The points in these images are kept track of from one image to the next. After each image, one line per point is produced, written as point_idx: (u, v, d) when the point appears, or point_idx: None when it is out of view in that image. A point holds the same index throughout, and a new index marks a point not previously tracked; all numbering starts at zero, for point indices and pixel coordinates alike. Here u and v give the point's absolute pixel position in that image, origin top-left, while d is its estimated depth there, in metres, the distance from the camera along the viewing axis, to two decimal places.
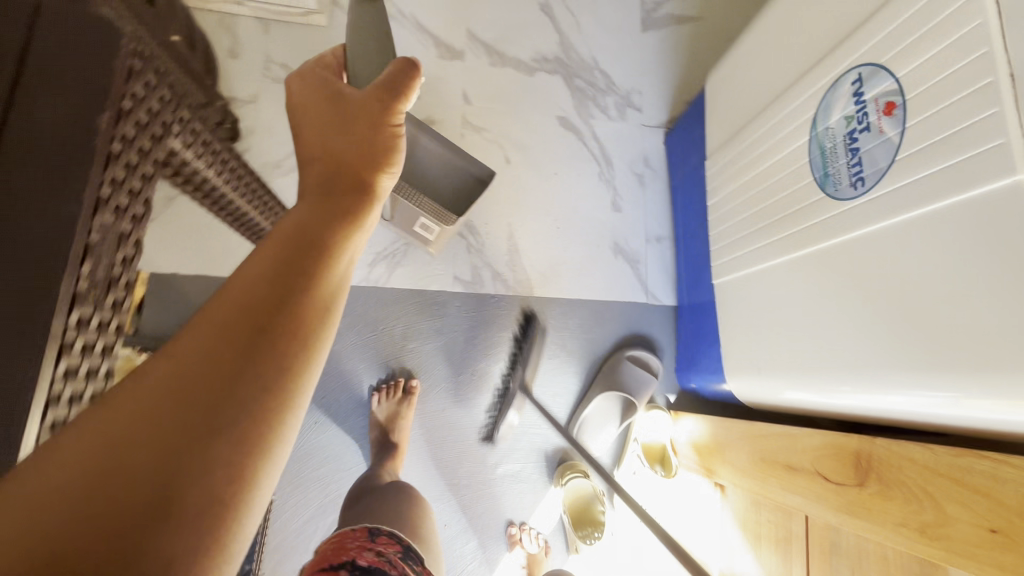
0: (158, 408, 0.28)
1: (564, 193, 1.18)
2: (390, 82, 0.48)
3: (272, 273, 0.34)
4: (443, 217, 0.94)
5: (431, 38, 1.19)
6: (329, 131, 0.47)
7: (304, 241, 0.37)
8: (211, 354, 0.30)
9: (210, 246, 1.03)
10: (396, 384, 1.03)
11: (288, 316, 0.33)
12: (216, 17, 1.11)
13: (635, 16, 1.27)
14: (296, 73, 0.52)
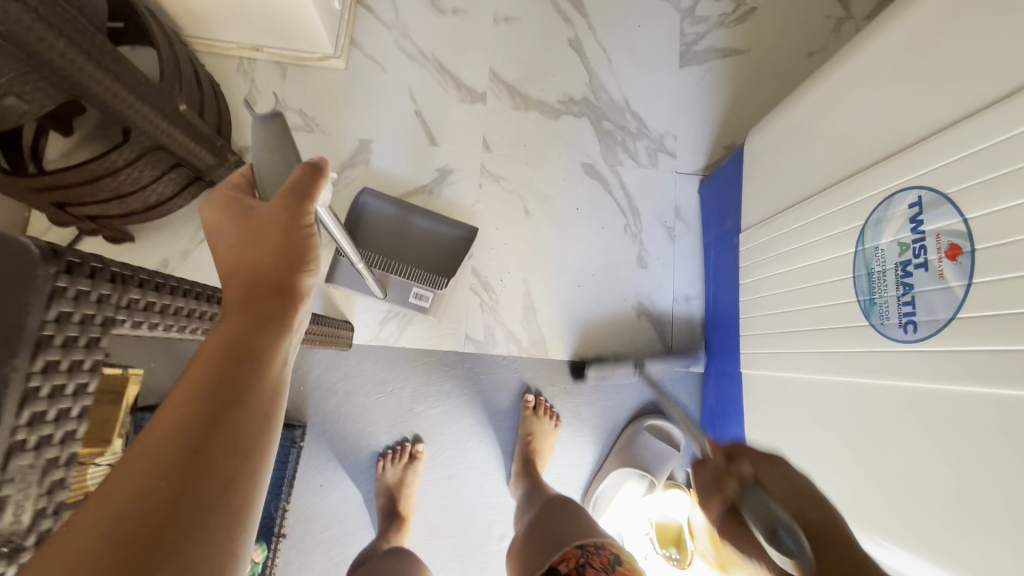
0: (111, 543, 0.32)
1: (586, 246, 1.11)
2: (296, 188, 0.49)
3: (204, 391, 0.39)
4: (435, 283, 0.99)
5: (452, 80, 1.14)
6: (243, 245, 0.48)
7: (236, 354, 0.42)
8: (155, 484, 0.34)
9: None
10: (401, 449, 1.01)
11: (219, 431, 0.38)
12: (236, 62, 1.10)
13: (672, 53, 1.19)
14: (206, 202, 0.51)
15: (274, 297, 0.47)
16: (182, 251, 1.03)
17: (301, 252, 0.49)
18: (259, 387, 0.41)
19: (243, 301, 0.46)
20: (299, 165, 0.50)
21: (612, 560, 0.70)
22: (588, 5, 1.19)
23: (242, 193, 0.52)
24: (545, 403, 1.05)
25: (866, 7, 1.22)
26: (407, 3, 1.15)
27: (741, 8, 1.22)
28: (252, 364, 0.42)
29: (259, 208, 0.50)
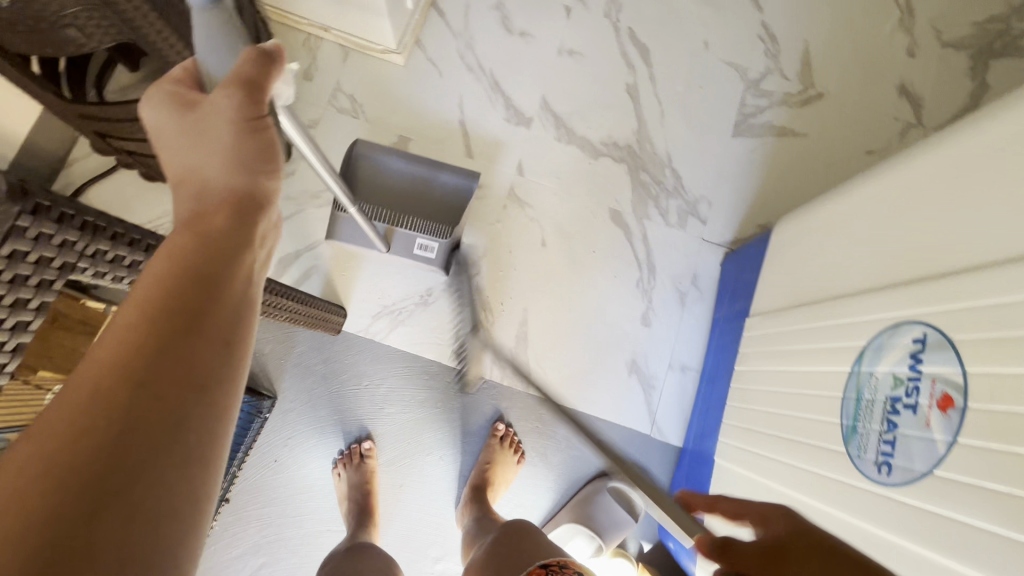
0: (57, 473, 0.32)
1: (595, 291, 1.09)
2: (247, 79, 0.48)
3: (146, 322, 0.37)
4: (440, 233, 0.99)
5: (503, 99, 1.15)
6: (198, 146, 0.47)
7: (187, 281, 0.40)
8: (97, 414, 0.34)
9: None
10: (353, 452, 0.99)
11: (163, 362, 0.37)
12: (303, 37, 1.13)
13: (726, 121, 1.18)
14: (148, 100, 0.50)
15: (237, 216, 0.45)
16: None
17: (259, 150, 0.48)
18: (213, 313, 0.40)
19: (202, 218, 0.44)
20: (243, 53, 0.48)
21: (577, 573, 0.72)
22: (653, 57, 1.19)
23: (184, 91, 0.50)
24: (513, 434, 1.03)
25: (936, 119, 1.19)
26: (478, 17, 1.17)
27: (807, 92, 1.20)
28: (207, 291, 0.40)
29: (209, 104, 0.48)
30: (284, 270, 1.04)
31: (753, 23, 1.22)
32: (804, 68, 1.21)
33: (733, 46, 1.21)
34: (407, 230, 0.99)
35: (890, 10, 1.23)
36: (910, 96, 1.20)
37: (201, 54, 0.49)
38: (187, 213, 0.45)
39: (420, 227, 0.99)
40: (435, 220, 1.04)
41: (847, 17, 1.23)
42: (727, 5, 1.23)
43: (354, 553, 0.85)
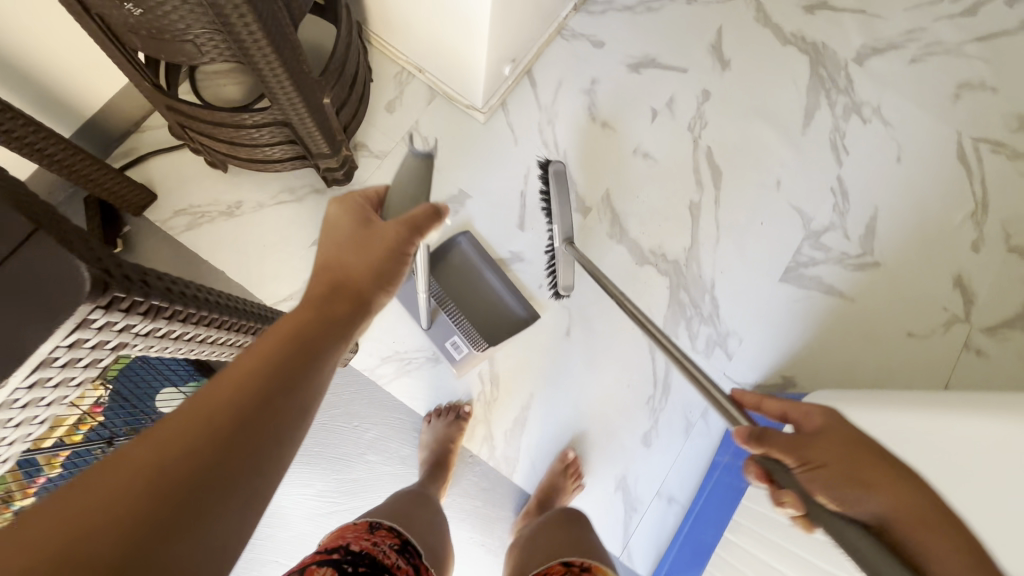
0: (170, 471, 0.38)
1: (605, 395, 1.08)
2: (415, 224, 0.61)
3: (263, 374, 0.46)
4: (475, 340, 1.02)
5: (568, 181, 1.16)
6: (347, 249, 0.59)
7: (298, 352, 0.49)
8: (214, 431, 0.41)
9: (261, 262, 1.06)
10: (450, 409, 1.02)
11: (276, 403, 0.45)
12: (396, 70, 1.16)
13: (776, 263, 1.18)
14: (338, 199, 0.63)
15: (351, 308, 0.56)
16: (255, 203, 1.07)
17: (387, 274, 0.60)
18: (317, 376, 0.49)
19: (327, 299, 0.55)
20: (424, 206, 0.62)
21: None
22: (723, 180, 1.20)
23: (365, 206, 0.63)
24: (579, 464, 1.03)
25: (987, 320, 1.16)
26: (567, 98, 1.20)
27: (864, 257, 1.19)
28: (309, 364, 0.49)
29: (377, 224, 0.61)
30: None
31: (827, 175, 1.23)
32: (868, 233, 1.21)
33: (803, 192, 1.21)
34: (450, 320, 1.03)
35: (965, 200, 1.22)
36: (964, 289, 1.18)
37: (394, 188, 0.65)
38: (318, 291, 0.56)
39: (463, 324, 1.03)
40: (480, 323, 1.07)
41: (922, 195, 1.23)
42: (808, 150, 1.24)
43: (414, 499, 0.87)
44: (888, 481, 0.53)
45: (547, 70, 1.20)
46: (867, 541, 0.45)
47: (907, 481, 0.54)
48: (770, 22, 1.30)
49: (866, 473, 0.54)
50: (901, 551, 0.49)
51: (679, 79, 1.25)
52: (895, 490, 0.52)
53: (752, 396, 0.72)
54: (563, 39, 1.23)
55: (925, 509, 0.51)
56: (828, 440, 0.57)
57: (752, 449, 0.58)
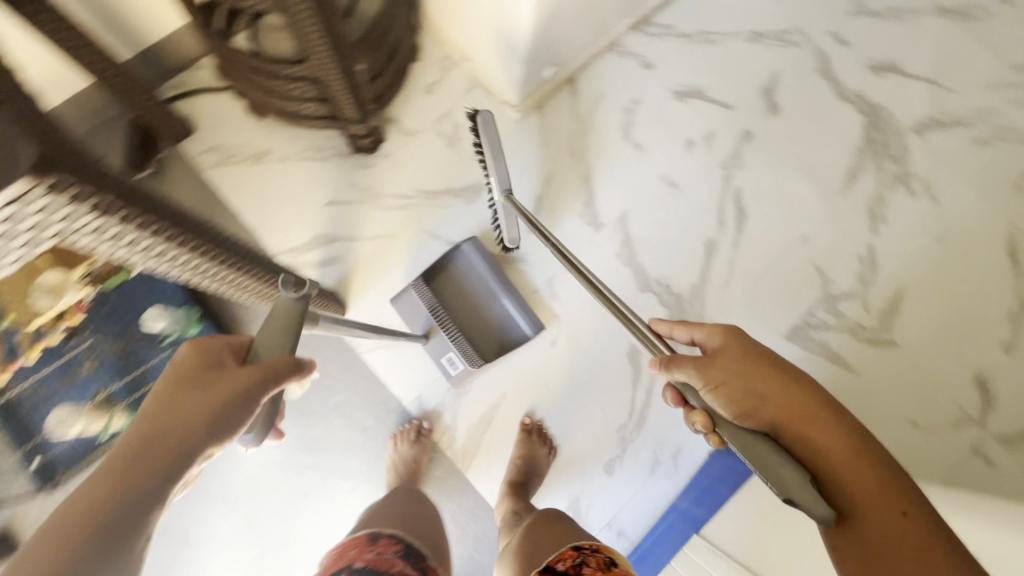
0: None
1: (576, 413, 1.06)
2: (273, 377, 0.51)
3: (52, 561, 0.39)
4: (472, 358, 0.99)
5: (588, 194, 1.15)
6: (185, 401, 0.48)
7: (81, 550, 0.40)
8: None
9: (276, 211, 1.10)
10: (411, 428, 1.02)
11: None
12: (443, 55, 1.18)
13: (784, 319, 1.13)
14: (192, 343, 0.52)
15: (173, 474, 0.45)
16: (282, 155, 1.12)
17: (229, 432, 0.48)
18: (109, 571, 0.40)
19: (141, 463, 0.44)
20: (287, 354, 0.53)
21: (607, 561, 0.70)
22: (746, 224, 1.17)
23: (218, 348, 0.52)
24: (541, 429, 1.03)
25: (1004, 427, 1.07)
26: (604, 113, 1.20)
27: (880, 334, 1.13)
28: (119, 539, 0.41)
29: (227, 368, 0.50)
30: (313, 248, 1.09)
31: (858, 241, 1.17)
32: (890, 309, 1.14)
33: (829, 253, 1.16)
34: (445, 339, 1.01)
35: (1006, 296, 1.14)
36: (986, 391, 1.09)
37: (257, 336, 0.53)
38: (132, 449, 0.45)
39: (458, 342, 0.99)
40: (479, 346, 1.05)
41: (958, 282, 1.15)
42: (843, 212, 1.18)
43: (407, 498, 0.85)
44: (779, 384, 0.61)
45: (591, 83, 1.21)
46: (779, 459, 0.49)
47: (800, 387, 0.60)
48: (831, 75, 1.25)
49: (764, 384, 0.62)
50: (799, 446, 0.56)
51: (724, 115, 1.22)
52: (787, 397, 0.60)
53: (663, 323, 0.74)
54: (614, 54, 1.23)
55: (811, 407, 0.58)
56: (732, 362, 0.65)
57: (664, 375, 0.66)
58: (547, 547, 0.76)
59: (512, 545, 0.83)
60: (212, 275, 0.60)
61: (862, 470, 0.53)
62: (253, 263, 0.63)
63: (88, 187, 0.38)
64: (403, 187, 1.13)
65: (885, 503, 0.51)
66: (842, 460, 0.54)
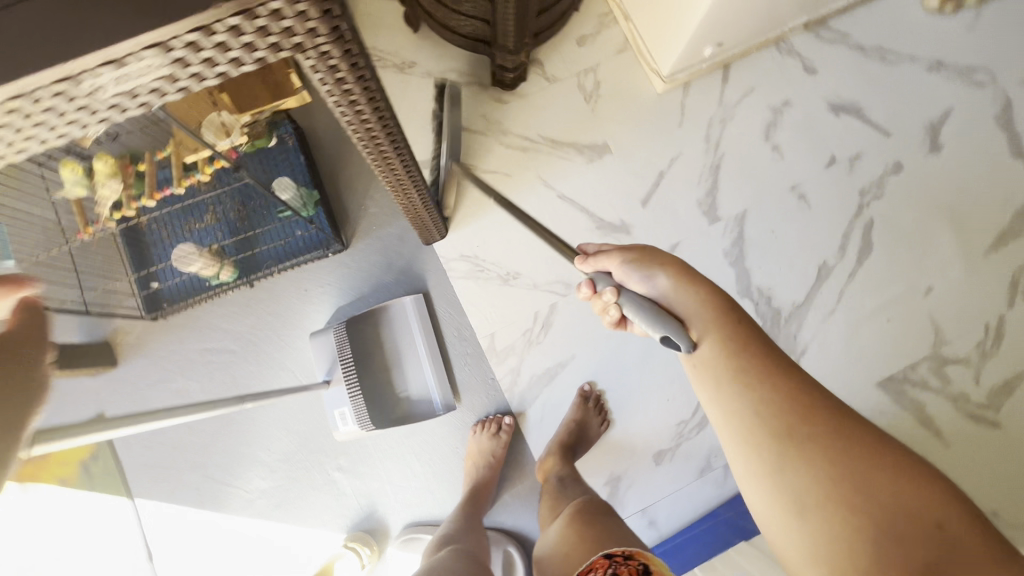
0: None
1: (639, 393, 1.04)
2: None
3: None
4: (363, 420, 1.00)
5: (711, 185, 1.11)
6: None
7: None
8: None
9: (404, 122, 1.12)
10: (495, 421, 1.02)
11: None
12: (603, 10, 1.16)
13: (881, 366, 1.06)
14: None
15: None
16: (424, 71, 1.14)
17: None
18: None
19: None
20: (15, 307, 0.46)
21: (642, 569, 0.67)
22: (870, 259, 1.09)
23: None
24: (597, 395, 1.03)
25: None
26: (750, 108, 1.14)
27: (985, 411, 1.04)
28: None
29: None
30: (432, 166, 1.11)
31: (989, 308, 1.07)
32: (1003, 389, 1.04)
33: (951, 312, 1.07)
34: (347, 392, 1.00)
35: None
36: None
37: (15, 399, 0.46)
38: None
39: (356, 399, 1.00)
40: (389, 401, 1.02)
41: None
42: (981, 273, 1.08)
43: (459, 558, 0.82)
44: (678, 269, 0.63)
45: (746, 73, 1.15)
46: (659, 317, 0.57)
47: (690, 274, 0.62)
48: (1011, 127, 1.14)
49: (667, 265, 0.63)
50: (680, 310, 0.60)
51: (877, 141, 1.14)
52: (676, 267, 0.63)
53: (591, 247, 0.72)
54: (778, 50, 1.16)
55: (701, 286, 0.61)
56: (645, 251, 0.65)
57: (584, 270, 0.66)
58: (585, 551, 0.74)
59: (553, 529, 0.84)
60: (370, 151, 0.62)
61: (726, 323, 0.58)
62: (403, 144, 0.65)
63: (336, 5, 0.38)
64: (528, 131, 1.12)
65: (727, 325, 0.58)
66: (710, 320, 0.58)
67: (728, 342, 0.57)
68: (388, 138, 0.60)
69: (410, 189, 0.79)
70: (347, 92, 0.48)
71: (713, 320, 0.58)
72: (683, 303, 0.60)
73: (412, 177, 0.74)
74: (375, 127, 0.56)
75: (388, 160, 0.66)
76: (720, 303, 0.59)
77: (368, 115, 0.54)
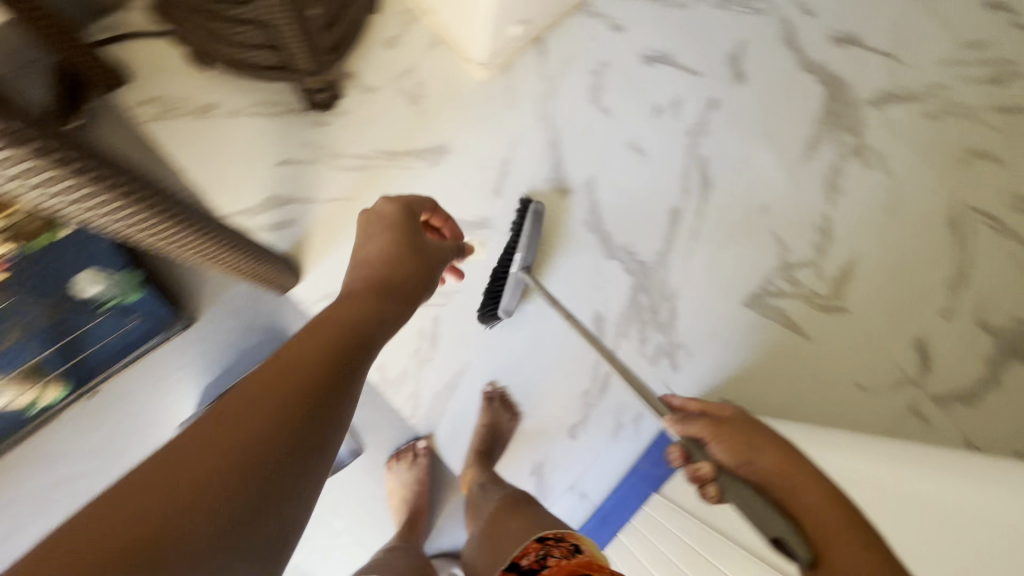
0: (124, 497, 0.35)
1: (540, 379, 1.06)
2: (406, 207, 0.71)
3: (284, 387, 0.44)
4: None
5: (555, 159, 1.13)
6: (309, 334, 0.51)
7: (289, 394, 0.44)
8: (176, 487, 0.37)
9: (221, 169, 1.02)
10: (409, 450, 1.00)
11: (149, 499, 0.36)
12: (405, 9, 1.13)
13: (743, 286, 1.15)
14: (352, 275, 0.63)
15: (310, 376, 0.46)
16: (229, 108, 1.04)
17: (398, 237, 0.66)
18: (262, 489, 0.40)
19: (276, 372, 0.45)
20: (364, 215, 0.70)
21: (572, 549, 0.71)
22: (711, 192, 1.17)
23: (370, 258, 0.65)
24: (501, 392, 1.03)
25: (939, 388, 1.14)
26: (572, 75, 1.17)
27: (832, 301, 1.17)
28: (293, 408, 0.43)
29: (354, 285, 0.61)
30: (265, 210, 1.02)
31: (816, 210, 1.20)
32: (841, 278, 1.18)
33: (787, 221, 1.19)
34: None
35: (946, 266, 1.20)
36: (924, 354, 1.15)
37: None
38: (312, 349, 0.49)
39: None
40: None
41: (904, 253, 1.20)
42: (802, 181, 1.21)
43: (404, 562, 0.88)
44: (782, 451, 0.59)
45: (560, 43, 1.17)
46: (754, 495, 0.54)
47: (799, 463, 0.57)
48: (796, 45, 1.26)
49: (758, 433, 0.62)
50: (779, 492, 0.56)
51: (691, 82, 1.21)
52: (778, 446, 0.60)
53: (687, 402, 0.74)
54: (584, 15, 1.20)
55: (800, 462, 0.57)
56: (726, 423, 0.63)
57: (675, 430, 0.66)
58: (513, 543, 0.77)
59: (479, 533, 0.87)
60: (167, 241, 0.63)
61: (828, 502, 0.53)
62: (206, 227, 0.66)
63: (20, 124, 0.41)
64: (360, 149, 1.07)
65: (824, 493, 0.54)
66: (815, 500, 0.54)
67: (840, 526, 0.51)
68: (180, 227, 0.62)
69: (242, 259, 0.79)
70: (98, 202, 0.51)
71: (821, 501, 0.53)
72: (792, 488, 0.55)
73: (231, 247, 0.75)
74: (155, 221, 0.58)
75: (194, 246, 0.67)
76: (811, 475, 0.56)
77: (138, 216, 0.56)
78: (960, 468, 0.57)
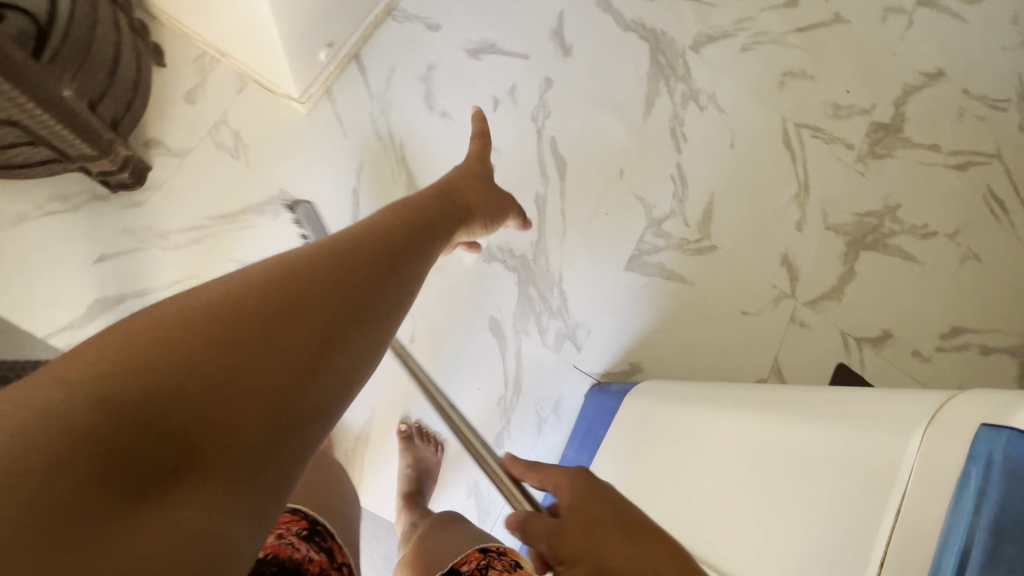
0: (172, 360, 0.38)
1: (454, 400, 1.07)
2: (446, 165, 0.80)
3: (323, 327, 0.46)
4: None
5: (406, 175, 1.08)
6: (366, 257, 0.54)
7: (324, 332, 0.46)
8: (209, 377, 0.39)
9: (27, 286, 0.89)
10: None
11: (193, 387, 0.38)
12: (197, 55, 1.03)
13: (622, 252, 1.18)
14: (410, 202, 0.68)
15: (339, 321, 0.48)
16: (16, 215, 0.90)
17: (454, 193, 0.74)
18: (275, 415, 0.41)
19: (325, 311, 0.47)
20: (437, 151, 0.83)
21: (514, 563, 0.69)
22: (568, 170, 1.19)
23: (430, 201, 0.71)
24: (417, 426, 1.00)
25: (809, 294, 1.25)
26: (401, 86, 1.12)
27: (703, 242, 1.23)
28: (327, 354, 0.46)
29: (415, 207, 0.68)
30: (93, 318, 0.90)
31: (667, 161, 1.25)
32: (705, 218, 1.25)
33: (644, 179, 1.23)
34: None
35: (790, 183, 1.30)
36: (790, 267, 1.26)
37: None
38: (355, 275, 0.51)
39: None
40: None
41: (754, 181, 1.29)
42: (649, 137, 1.25)
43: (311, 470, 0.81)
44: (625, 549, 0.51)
45: (378, 55, 1.12)
46: None
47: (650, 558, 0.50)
48: (610, 8, 1.29)
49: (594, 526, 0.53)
50: None
51: (521, 65, 1.20)
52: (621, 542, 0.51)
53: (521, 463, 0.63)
54: (395, 20, 1.15)
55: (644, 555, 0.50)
56: (576, 524, 0.54)
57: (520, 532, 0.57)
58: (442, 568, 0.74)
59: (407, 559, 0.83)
60: None
61: None
62: None
63: None
64: (189, 220, 0.97)
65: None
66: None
67: None
68: None
69: None
70: None
71: None
72: None
73: None
74: None
75: None
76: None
77: None
78: (797, 406, 0.58)
